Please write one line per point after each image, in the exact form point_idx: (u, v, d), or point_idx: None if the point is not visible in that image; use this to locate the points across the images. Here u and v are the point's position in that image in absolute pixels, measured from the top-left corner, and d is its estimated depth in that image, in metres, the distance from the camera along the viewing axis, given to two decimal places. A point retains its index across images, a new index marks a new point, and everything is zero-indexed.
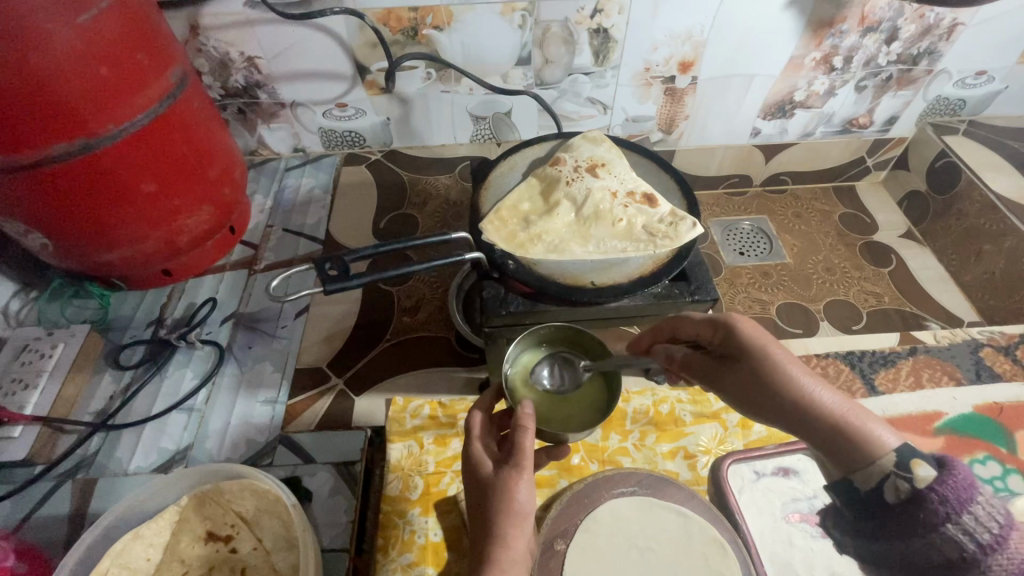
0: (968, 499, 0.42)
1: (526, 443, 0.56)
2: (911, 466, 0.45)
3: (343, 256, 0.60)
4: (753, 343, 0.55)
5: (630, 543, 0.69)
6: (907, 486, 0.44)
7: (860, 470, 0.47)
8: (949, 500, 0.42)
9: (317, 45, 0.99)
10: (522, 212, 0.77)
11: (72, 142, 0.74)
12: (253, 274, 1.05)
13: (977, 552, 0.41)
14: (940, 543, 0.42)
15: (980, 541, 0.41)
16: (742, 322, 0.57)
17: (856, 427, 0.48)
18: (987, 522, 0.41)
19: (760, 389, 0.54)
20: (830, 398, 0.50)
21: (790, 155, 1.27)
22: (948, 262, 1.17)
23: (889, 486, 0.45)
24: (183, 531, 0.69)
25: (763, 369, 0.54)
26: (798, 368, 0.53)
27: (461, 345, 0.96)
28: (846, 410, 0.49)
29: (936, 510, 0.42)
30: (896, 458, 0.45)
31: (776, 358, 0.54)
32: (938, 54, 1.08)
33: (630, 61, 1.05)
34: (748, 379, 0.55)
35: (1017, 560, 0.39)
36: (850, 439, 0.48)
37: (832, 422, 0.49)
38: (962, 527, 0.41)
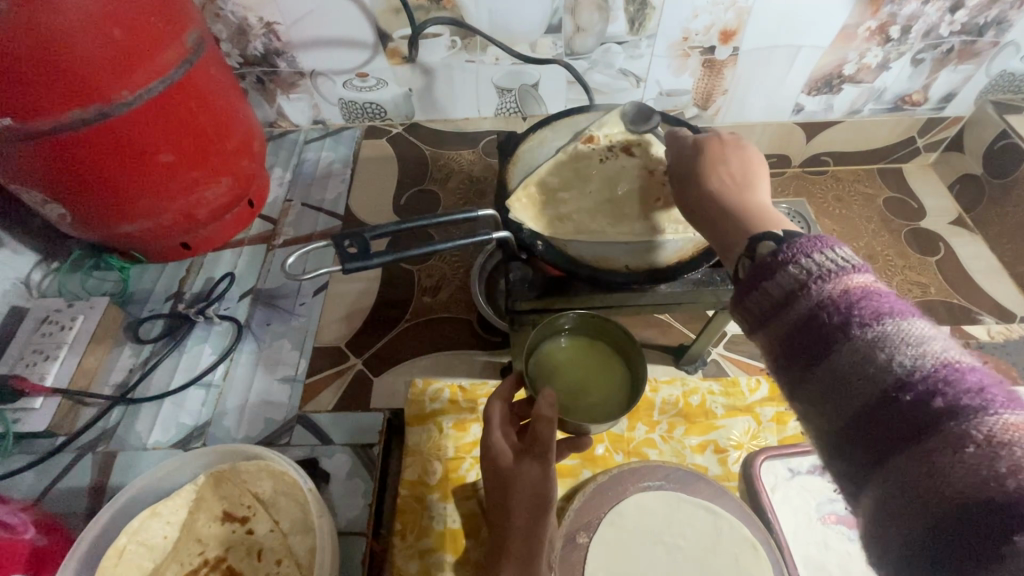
0: (817, 247, 0.36)
1: (548, 433, 0.53)
2: (759, 244, 0.42)
3: (364, 233, 0.57)
4: (713, 148, 0.55)
5: (656, 539, 0.66)
6: (749, 258, 0.42)
7: (734, 251, 0.46)
8: (781, 252, 0.38)
9: (338, 11, 0.95)
10: (552, 189, 0.72)
11: (87, 108, 0.72)
12: (272, 249, 1.02)
13: (801, 286, 0.36)
14: (783, 279, 0.37)
15: (805, 276, 0.36)
16: (717, 135, 0.56)
17: (759, 218, 0.47)
18: (815, 262, 0.36)
19: (708, 204, 0.51)
20: (758, 201, 0.49)
21: (834, 134, 1.19)
22: (1001, 252, 1.09)
23: (741, 263, 0.43)
24: (200, 510, 0.68)
25: (705, 168, 0.53)
26: (734, 178, 0.52)
27: (483, 327, 0.93)
28: (765, 209, 0.48)
29: (781, 254, 0.38)
30: (755, 239, 0.43)
31: (722, 161, 0.53)
32: (1007, 24, 0.98)
33: (667, 30, 0.98)
34: (693, 169, 0.55)
35: (844, 288, 0.34)
36: (742, 222, 0.47)
37: (739, 210, 0.48)
38: (792, 267, 0.37)
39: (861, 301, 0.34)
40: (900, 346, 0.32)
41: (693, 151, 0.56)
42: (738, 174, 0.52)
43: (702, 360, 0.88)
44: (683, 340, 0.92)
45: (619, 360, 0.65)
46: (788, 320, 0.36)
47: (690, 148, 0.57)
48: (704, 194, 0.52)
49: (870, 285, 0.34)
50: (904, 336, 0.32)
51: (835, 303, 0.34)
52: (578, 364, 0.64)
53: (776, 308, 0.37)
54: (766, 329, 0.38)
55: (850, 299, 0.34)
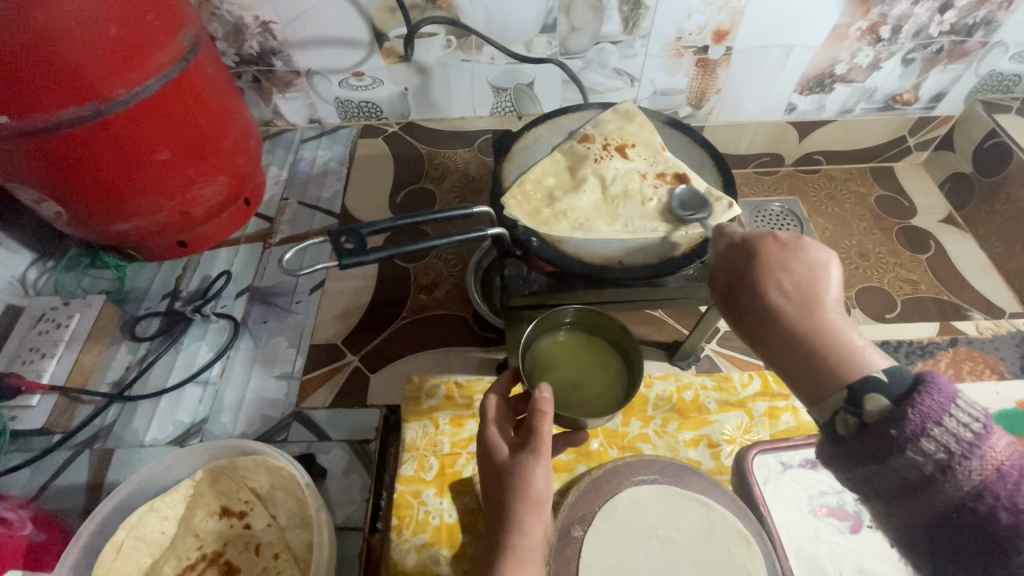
0: (941, 410, 0.35)
1: (543, 427, 0.54)
2: (863, 399, 0.37)
3: (360, 229, 0.57)
4: (770, 254, 0.44)
5: (650, 532, 0.67)
6: (855, 420, 0.38)
7: (820, 400, 0.40)
8: (908, 427, 0.35)
9: (334, 10, 0.95)
10: (547, 187, 0.73)
11: (83, 106, 0.72)
12: (268, 247, 1.03)
13: (940, 472, 0.35)
14: (916, 463, 0.35)
15: (943, 459, 0.35)
16: (766, 235, 0.45)
17: (836, 350, 0.39)
18: (952, 440, 0.35)
19: (773, 335, 0.41)
20: (837, 327, 0.40)
21: (826, 133, 1.20)
22: (990, 249, 1.11)
23: (839, 420, 0.38)
24: (198, 505, 0.69)
25: (751, 281, 0.44)
26: (796, 290, 0.42)
27: (479, 324, 0.94)
28: (845, 343, 0.39)
29: (909, 428, 0.35)
30: (852, 389, 0.38)
31: (773, 270, 0.43)
32: (995, 25, 0.99)
33: (661, 30, 0.99)
34: (737, 285, 0.45)
35: (988, 464, 0.35)
36: (821, 364, 0.39)
37: (817, 344, 0.39)
38: (924, 445, 0.35)
39: (1006, 476, 0.35)
40: None
41: (739, 260, 0.46)
42: (804, 289, 0.42)
43: (695, 355, 0.89)
44: (676, 336, 0.93)
45: (615, 356, 0.66)
46: (926, 504, 0.36)
47: (731, 256, 0.47)
48: (764, 318, 0.42)
49: (1001, 447, 0.35)
50: None
51: (987, 488, 0.35)
52: (574, 359, 0.65)
53: (916, 491, 0.36)
54: (897, 502, 0.38)
55: (998, 486, 0.35)
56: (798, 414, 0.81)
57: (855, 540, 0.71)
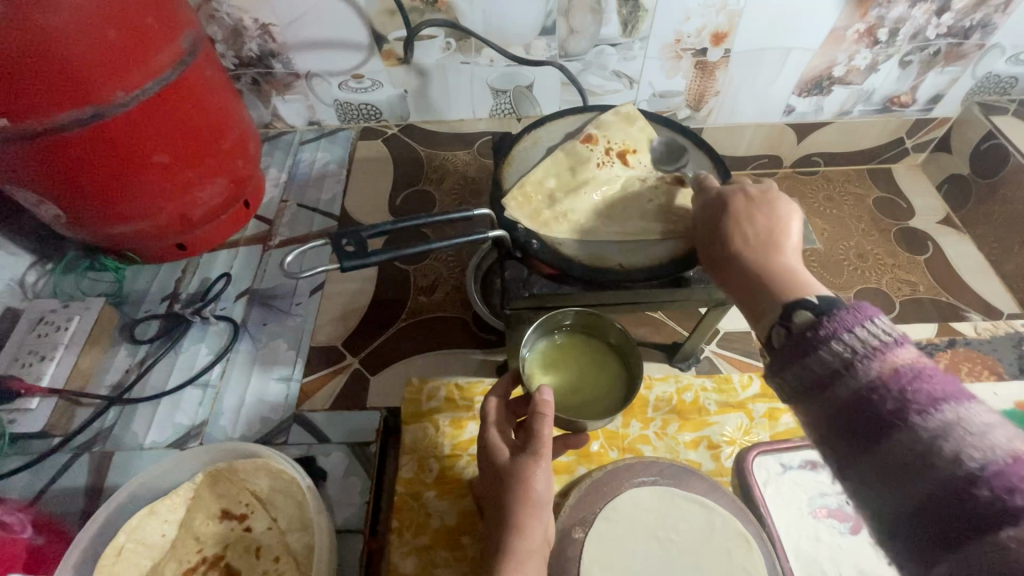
0: (856, 319, 0.39)
1: (544, 429, 0.54)
2: (794, 313, 0.44)
3: (361, 231, 0.57)
4: (738, 207, 0.55)
5: (651, 534, 0.67)
6: (783, 331, 0.44)
7: (763, 319, 0.48)
8: (822, 326, 0.40)
9: (333, 13, 0.96)
10: (547, 189, 0.73)
11: (83, 109, 0.72)
12: (267, 249, 1.03)
13: (846, 366, 0.38)
14: (821, 358, 0.40)
15: (849, 356, 0.38)
16: (743, 192, 0.57)
17: (783, 281, 0.48)
18: (861, 341, 0.38)
19: (736, 268, 0.52)
20: (785, 265, 0.50)
21: (825, 135, 1.20)
22: (988, 250, 1.11)
23: (775, 333, 0.45)
24: (198, 508, 0.68)
25: (724, 228, 0.55)
26: (757, 235, 0.53)
27: (479, 326, 0.94)
28: (792, 274, 0.49)
29: (819, 330, 0.40)
30: (787, 306, 0.45)
31: (741, 219, 0.54)
32: (992, 27, 1.00)
33: (660, 32, 0.99)
34: (714, 231, 0.56)
35: (892, 367, 0.37)
36: (766, 289, 0.49)
37: (766, 275, 0.50)
38: (835, 345, 0.39)
39: (907, 378, 0.36)
40: (957, 433, 0.34)
41: (713, 213, 0.58)
42: (759, 235, 0.53)
43: (695, 358, 0.89)
44: (676, 338, 0.93)
45: (614, 358, 0.66)
46: (833, 397, 0.39)
47: (711, 209, 0.58)
48: (728, 255, 0.53)
49: (917, 363, 0.37)
50: (961, 423, 0.34)
51: (883, 382, 0.37)
52: (574, 362, 0.65)
53: (824, 388, 0.39)
54: (813, 404, 0.40)
55: (894, 382, 0.36)
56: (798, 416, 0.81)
57: (855, 541, 0.71)
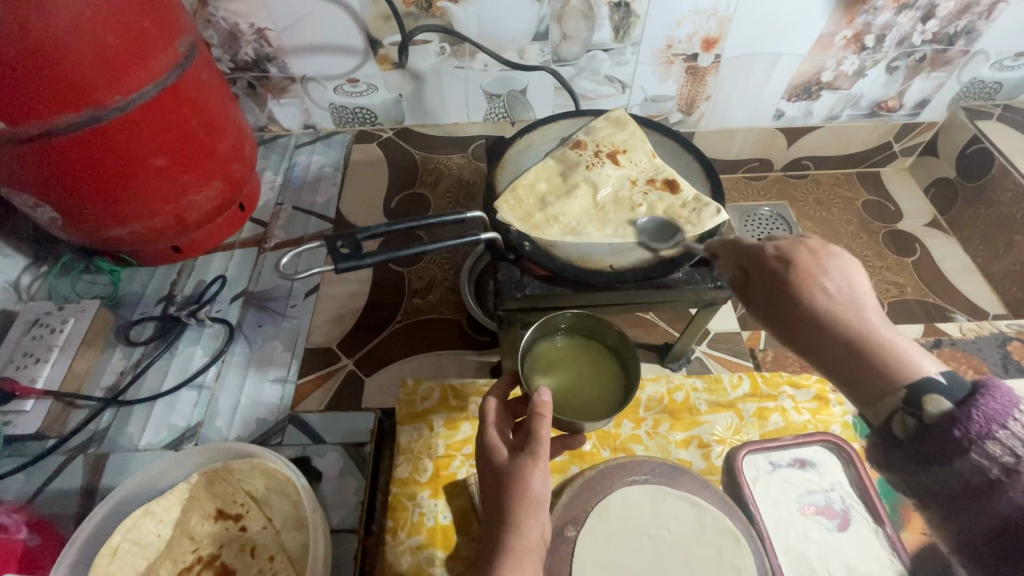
0: (1004, 417, 0.37)
1: (542, 430, 0.55)
2: (923, 403, 0.39)
3: (356, 234, 0.58)
4: (802, 261, 0.46)
5: (642, 532, 0.68)
6: (914, 422, 0.40)
7: (879, 401, 0.42)
8: (968, 429, 0.38)
9: (329, 18, 0.97)
10: (539, 192, 0.74)
11: (80, 113, 0.73)
12: (263, 251, 1.03)
13: (1005, 475, 0.37)
14: (968, 466, 0.38)
15: (1007, 463, 0.37)
16: (798, 244, 0.48)
17: (891, 355, 0.41)
18: (1017, 443, 0.37)
19: (822, 341, 0.43)
20: (884, 331, 0.42)
21: (814, 139, 1.22)
22: (974, 252, 1.13)
23: (897, 422, 0.41)
24: (193, 508, 0.69)
25: (795, 291, 0.45)
26: (839, 297, 0.44)
27: (473, 327, 0.95)
28: (895, 346, 0.41)
29: (966, 433, 0.38)
30: (910, 391, 0.40)
31: (811, 276, 0.45)
32: (976, 34, 1.02)
33: (652, 38, 1.01)
34: (776, 294, 0.47)
35: None
36: (872, 368, 0.41)
37: (865, 349, 0.42)
38: (989, 448, 0.37)
39: None
40: None
41: (771, 268, 0.48)
42: (841, 292, 0.44)
43: (686, 358, 0.91)
44: (667, 339, 0.94)
45: (612, 360, 0.67)
46: (990, 507, 0.38)
47: (765, 270, 0.49)
48: (813, 323, 0.44)
49: None
50: None
51: None
52: (572, 363, 0.66)
53: (972, 495, 0.39)
54: (959, 510, 0.40)
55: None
56: (787, 415, 0.82)
57: (842, 538, 0.72)
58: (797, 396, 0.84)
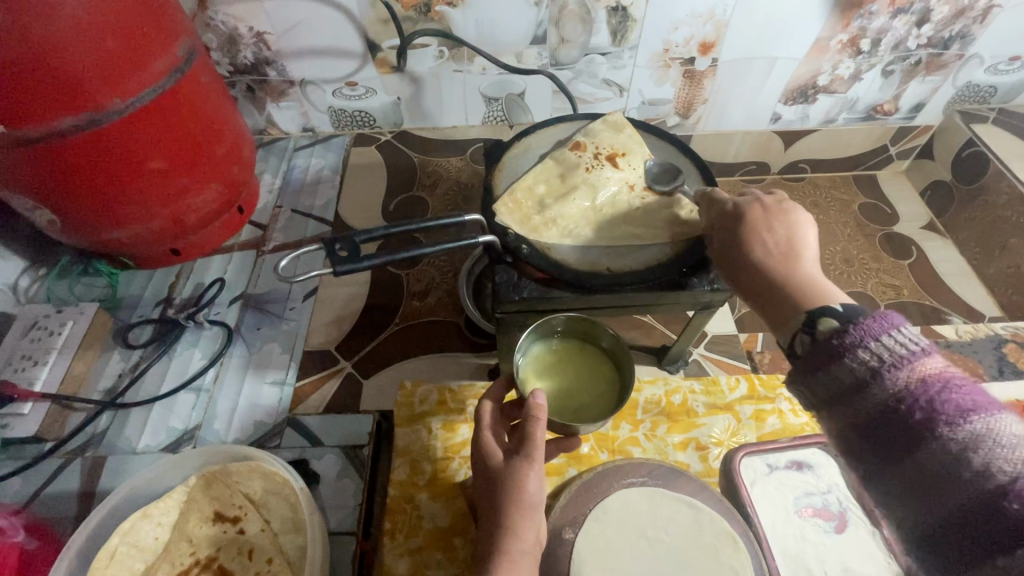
0: (879, 330, 0.40)
1: (537, 433, 0.55)
2: (816, 321, 0.43)
3: (354, 236, 0.58)
4: (756, 216, 0.55)
5: (640, 534, 0.68)
6: (809, 337, 0.44)
7: (785, 325, 0.47)
8: (848, 339, 0.40)
9: (328, 21, 0.97)
10: (538, 195, 0.75)
11: (79, 116, 0.73)
12: (261, 254, 1.03)
13: (874, 377, 0.39)
14: (842, 369, 0.40)
15: (876, 366, 0.39)
16: (756, 203, 0.56)
17: (808, 291, 0.47)
18: (885, 350, 0.39)
19: (751, 276, 0.52)
20: (809, 273, 0.49)
21: (810, 142, 1.23)
22: (970, 255, 1.14)
23: (798, 341, 0.45)
24: (191, 511, 0.69)
25: (741, 238, 0.54)
26: (778, 246, 0.52)
27: (471, 330, 0.95)
28: (812, 282, 0.48)
29: (844, 341, 0.41)
30: (808, 313, 0.45)
31: (758, 228, 0.54)
32: (970, 38, 1.03)
33: (649, 42, 1.01)
34: (728, 245, 0.56)
35: (916, 376, 0.38)
36: (787, 297, 0.48)
37: (788, 284, 0.49)
38: (861, 354, 0.40)
39: (933, 391, 0.37)
40: (988, 445, 0.35)
41: (731, 220, 0.57)
42: (781, 244, 0.52)
43: (684, 361, 0.91)
44: (665, 341, 0.95)
45: (607, 365, 0.67)
46: (858, 408, 0.39)
47: (720, 227, 0.58)
48: (747, 262, 0.53)
49: (942, 372, 0.38)
50: (991, 434, 0.35)
51: (910, 393, 0.37)
52: (568, 367, 0.67)
53: (843, 397, 0.40)
54: (834, 412, 0.41)
55: (923, 392, 0.37)
56: (784, 417, 0.83)
57: (840, 540, 0.72)
58: (794, 399, 0.85)
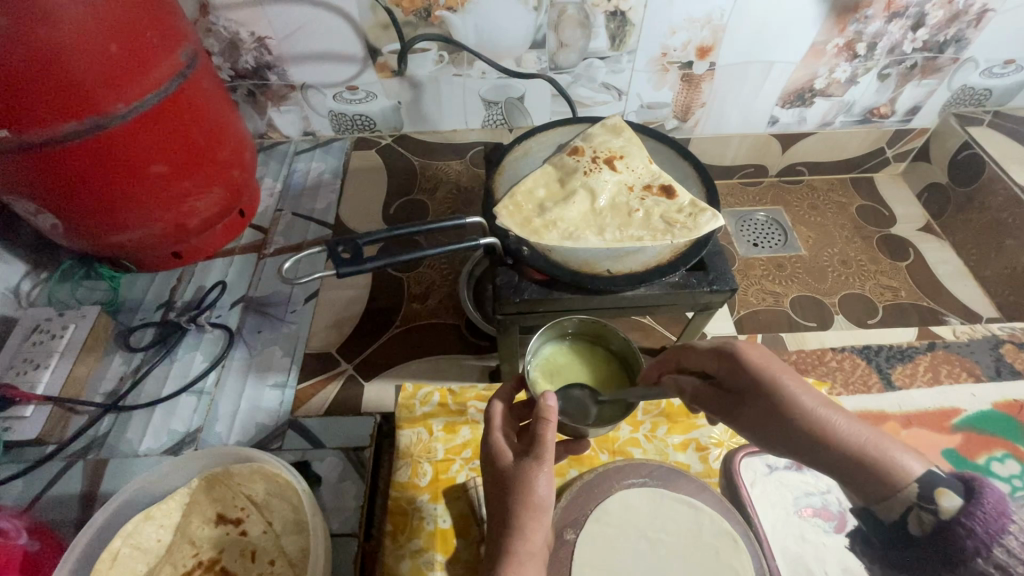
0: (998, 530, 0.39)
1: (548, 435, 0.55)
2: (934, 495, 0.42)
3: (356, 239, 0.59)
4: (760, 365, 0.50)
5: (641, 534, 0.68)
6: (930, 519, 0.42)
7: (884, 502, 0.44)
8: (978, 534, 0.40)
9: (329, 27, 0.98)
10: (538, 198, 0.75)
11: (82, 121, 0.74)
12: (262, 257, 1.04)
13: None
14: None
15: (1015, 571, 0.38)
16: (748, 353, 0.50)
17: (882, 460, 0.44)
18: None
19: (816, 455, 0.46)
20: (857, 430, 0.46)
21: (808, 145, 1.24)
22: (967, 256, 1.14)
23: (912, 517, 0.43)
24: (194, 513, 0.69)
25: (778, 408, 0.48)
26: (817, 403, 0.47)
27: (472, 332, 0.95)
28: (875, 442, 0.45)
29: (965, 543, 0.40)
30: (921, 482, 0.43)
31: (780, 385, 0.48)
32: (965, 41, 1.04)
33: (647, 46, 1.02)
34: (766, 417, 0.48)
35: None
36: (871, 474, 0.44)
37: (851, 454, 0.45)
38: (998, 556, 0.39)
39: None
40: None
41: (740, 379, 0.50)
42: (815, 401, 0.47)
43: None
44: (664, 342, 0.96)
45: (616, 365, 0.69)
46: None
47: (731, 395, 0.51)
48: (799, 435, 0.46)
49: None
50: None
51: None
52: (577, 366, 0.69)
53: None
54: None
55: None
56: None
57: (840, 540, 0.73)
58: None
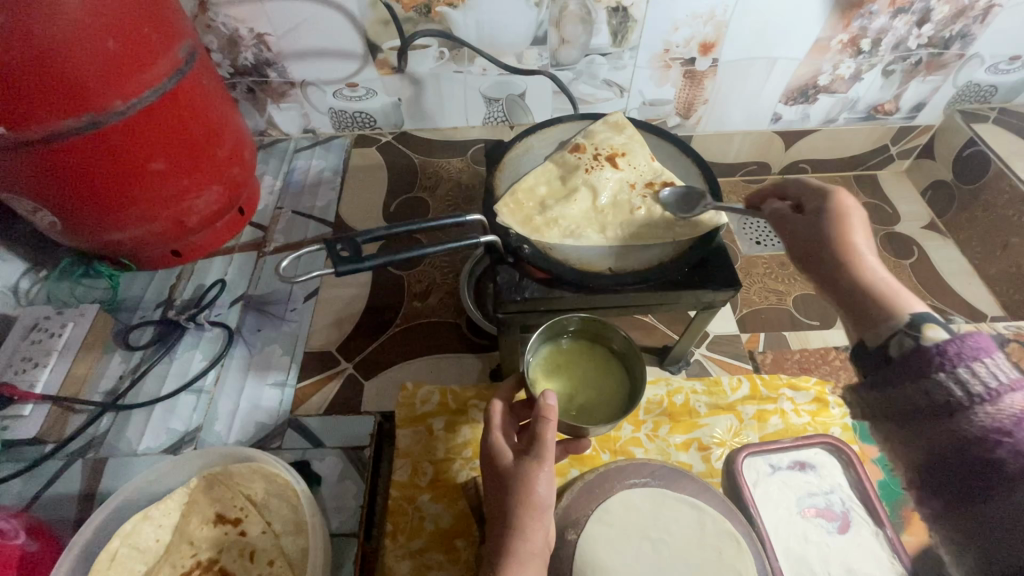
0: (972, 355, 0.40)
1: (548, 434, 0.55)
2: (922, 326, 0.44)
3: (356, 237, 0.58)
4: (838, 210, 0.59)
5: (643, 535, 0.68)
6: (911, 342, 0.43)
7: (874, 327, 0.47)
8: (950, 354, 0.41)
9: (328, 24, 0.97)
10: (539, 196, 0.75)
11: (80, 117, 0.73)
12: (262, 256, 1.03)
13: (969, 401, 0.39)
14: (931, 389, 0.41)
15: (975, 390, 0.39)
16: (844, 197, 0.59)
17: (891, 296, 0.49)
18: (990, 377, 0.39)
19: (837, 273, 0.54)
20: (879, 278, 0.52)
21: (811, 142, 1.23)
22: (972, 254, 1.13)
23: (894, 341, 0.45)
24: (192, 513, 0.69)
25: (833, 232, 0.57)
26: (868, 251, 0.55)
27: (472, 331, 0.95)
28: (891, 290, 0.50)
29: (933, 357, 0.41)
30: (910, 318, 0.45)
31: (850, 224, 0.57)
32: (971, 37, 1.03)
33: (650, 42, 1.01)
34: (815, 242, 0.58)
35: (1008, 413, 0.38)
36: (875, 302, 0.49)
37: (866, 286, 0.51)
38: (961, 374, 0.40)
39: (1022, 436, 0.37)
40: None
41: (819, 209, 0.60)
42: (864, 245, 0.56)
43: (685, 361, 0.91)
44: (666, 341, 0.95)
45: (617, 365, 0.68)
46: (942, 432, 0.40)
47: (806, 215, 0.61)
48: (838, 260, 0.55)
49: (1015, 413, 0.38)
50: None
51: (998, 430, 0.38)
52: (576, 366, 0.67)
53: (923, 421, 0.41)
54: (908, 451, 0.43)
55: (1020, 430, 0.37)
56: (785, 418, 0.83)
57: (844, 541, 0.72)
58: (795, 399, 0.85)
